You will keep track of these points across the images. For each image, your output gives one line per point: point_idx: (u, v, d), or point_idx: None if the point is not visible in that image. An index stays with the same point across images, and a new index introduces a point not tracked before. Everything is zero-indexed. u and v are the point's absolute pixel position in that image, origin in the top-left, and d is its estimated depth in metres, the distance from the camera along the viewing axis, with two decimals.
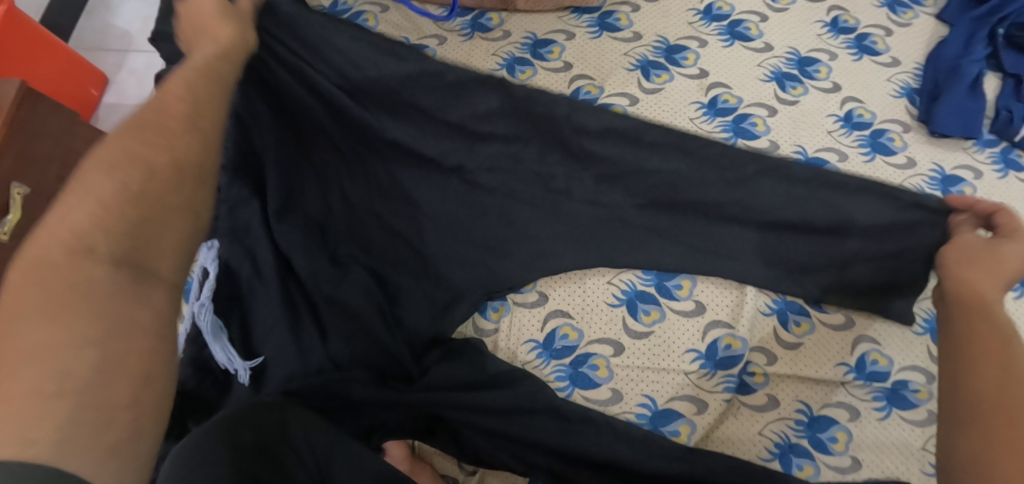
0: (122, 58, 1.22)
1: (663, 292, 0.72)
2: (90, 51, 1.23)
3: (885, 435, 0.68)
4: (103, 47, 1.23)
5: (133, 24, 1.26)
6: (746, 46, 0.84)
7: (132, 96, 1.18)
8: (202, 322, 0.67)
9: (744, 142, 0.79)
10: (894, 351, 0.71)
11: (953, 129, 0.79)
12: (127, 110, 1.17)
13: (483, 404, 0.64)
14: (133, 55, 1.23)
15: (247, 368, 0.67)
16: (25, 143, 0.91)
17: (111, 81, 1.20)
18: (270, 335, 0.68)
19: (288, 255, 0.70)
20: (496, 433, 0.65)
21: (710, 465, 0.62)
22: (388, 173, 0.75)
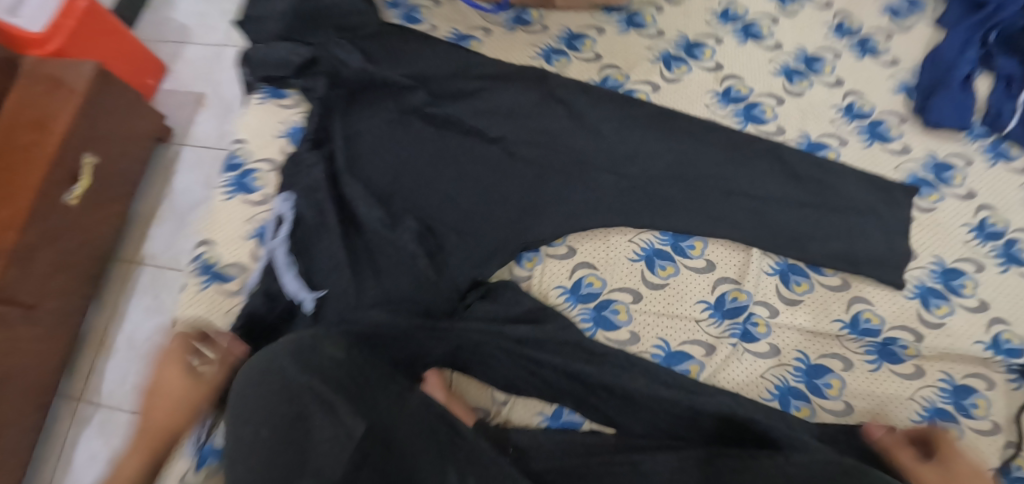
0: (179, 49, 1.45)
1: (678, 251, 0.82)
2: (150, 42, 1.46)
3: (875, 384, 0.77)
4: (162, 39, 1.46)
5: (188, 19, 1.48)
6: (758, 45, 0.94)
7: (185, 84, 1.41)
8: (277, 256, 0.78)
9: (754, 127, 0.89)
10: (885, 311, 0.79)
11: (947, 120, 0.87)
12: (182, 96, 1.41)
13: (518, 334, 0.74)
14: (190, 48, 1.45)
15: (312, 298, 0.76)
16: (97, 118, 1.14)
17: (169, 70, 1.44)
18: (332, 274, 0.77)
19: (353, 206, 0.80)
20: (526, 359, 0.73)
21: (720, 395, 0.72)
22: (438, 141, 0.85)
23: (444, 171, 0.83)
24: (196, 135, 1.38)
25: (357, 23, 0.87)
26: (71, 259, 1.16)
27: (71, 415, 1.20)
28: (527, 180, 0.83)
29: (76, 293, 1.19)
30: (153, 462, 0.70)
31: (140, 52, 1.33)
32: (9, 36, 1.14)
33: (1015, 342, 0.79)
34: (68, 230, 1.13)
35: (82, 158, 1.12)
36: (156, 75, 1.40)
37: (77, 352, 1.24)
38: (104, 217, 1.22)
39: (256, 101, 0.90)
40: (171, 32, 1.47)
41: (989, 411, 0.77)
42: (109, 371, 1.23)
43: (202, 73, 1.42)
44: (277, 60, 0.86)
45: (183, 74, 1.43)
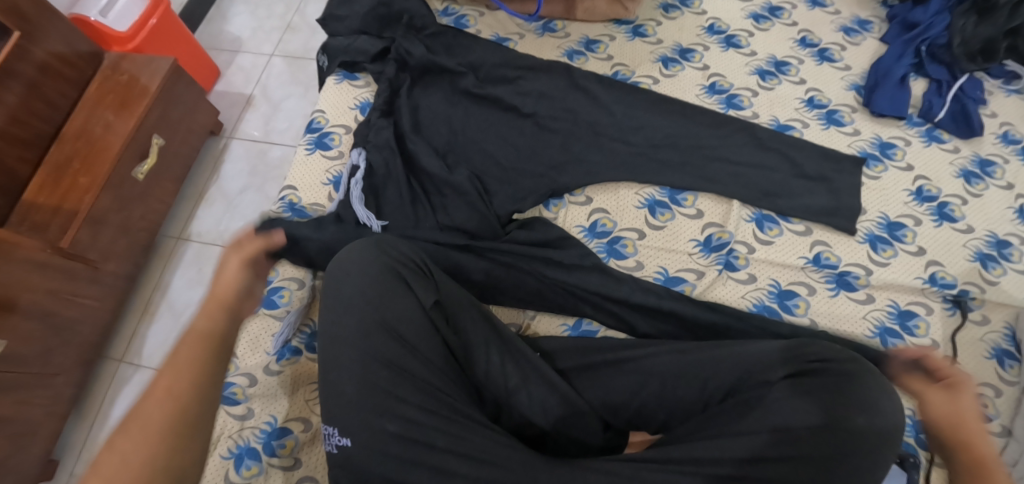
0: (233, 57, 1.67)
1: (674, 202, 1.01)
2: (208, 50, 1.68)
3: (835, 306, 0.94)
4: (218, 47, 1.68)
5: (242, 32, 1.71)
6: (738, 52, 1.17)
7: (238, 86, 1.62)
8: (354, 190, 0.97)
9: (734, 112, 1.10)
10: (842, 251, 0.98)
11: (887, 109, 1.09)
12: (233, 97, 1.61)
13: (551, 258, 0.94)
14: (242, 56, 1.66)
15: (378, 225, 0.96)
16: (167, 106, 1.33)
17: (222, 74, 1.64)
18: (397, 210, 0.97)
19: (415, 157, 1.00)
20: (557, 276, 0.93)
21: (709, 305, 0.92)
22: (482, 114, 1.06)
23: (487, 137, 1.04)
24: (244, 130, 1.56)
25: (422, 24, 1.11)
26: (134, 227, 1.30)
27: (113, 375, 1.31)
28: (554, 145, 1.04)
29: (132, 261, 1.32)
30: (223, 319, 0.81)
31: (199, 56, 1.55)
32: (99, 32, 1.35)
33: (949, 278, 0.97)
34: (135, 201, 1.29)
35: (152, 138, 1.30)
36: (212, 79, 1.61)
37: (122, 318, 1.36)
38: (163, 195, 1.38)
39: (332, 82, 1.11)
40: (226, 43, 1.69)
41: (929, 331, 0.94)
42: (151, 337, 1.34)
43: (252, 77, 1.63)
44: (357, 50, 1.09)
45: (234, 77, 1.63)
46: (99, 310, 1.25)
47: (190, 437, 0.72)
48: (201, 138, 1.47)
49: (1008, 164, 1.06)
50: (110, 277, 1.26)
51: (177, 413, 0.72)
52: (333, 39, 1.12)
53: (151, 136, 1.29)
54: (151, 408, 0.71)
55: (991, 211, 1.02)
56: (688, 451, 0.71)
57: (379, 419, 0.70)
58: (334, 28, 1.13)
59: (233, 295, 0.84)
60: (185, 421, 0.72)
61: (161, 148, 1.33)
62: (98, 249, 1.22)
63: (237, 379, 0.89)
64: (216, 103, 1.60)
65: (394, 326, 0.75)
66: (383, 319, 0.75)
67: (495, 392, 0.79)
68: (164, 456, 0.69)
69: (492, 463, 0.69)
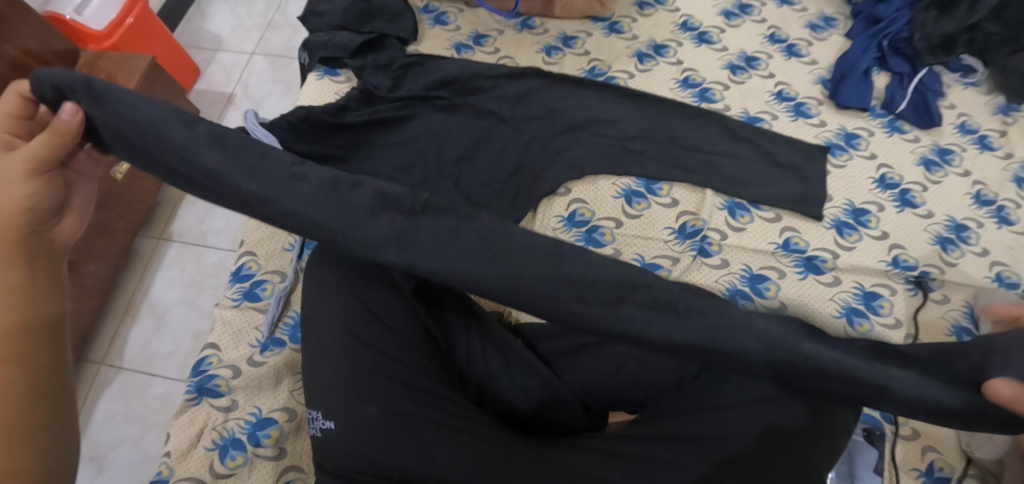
0: (213, 57, 1.66)
1: (650, 192, 1.05)
2: (188, 50, 1.67)
3: (804, 289, 0.98)
4: (198, 47, 1.68)
5: (221, 31, 1.70)
6: (710, 47, 1.21)
7: (218, 86, 1.61)
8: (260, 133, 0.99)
9: (706, 105, 1.14)
10: (810, 237, 1.02)
11: (851, 101, 1.14)
12: (214, 95, 1.60)
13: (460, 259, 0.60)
14: (223, 55, 1.66)
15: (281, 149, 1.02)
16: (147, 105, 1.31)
17: (203, 74, 1.64)
18: None
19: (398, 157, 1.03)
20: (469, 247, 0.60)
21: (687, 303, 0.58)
22: (463, 109, 1.08)
23: (469, 131, 1.07)
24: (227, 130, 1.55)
25: (387, 61, 1.09)
26: (113, 228, 1.30)
27: (93, 378, 1.30)
28: (532, 138, 1.07)
29: (111, 260, 1.31)
30: (20, 267, 0.63)
31: (178, 54, 1.54)
32: (75, 31, 1.34)
33: (911, 261, 1.01)
34: (110, 205, 1.29)
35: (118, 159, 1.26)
36: (192, 78, 1.60)
37: (103, 318, 1.35)
38: (141, 196, 1.38)
39: (313, 77, 1.12)
40: (206, 42, 1.68)
41: (893, 310, 0.97)
42: (133, 337, 1.34)
43: (233, 76, 1.63)
44: (338, 46, 1.10)
45: (215, 76, 1.63)
46: (81, 313, 1.25)
47: (44, 418, 0.64)
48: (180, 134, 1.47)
49: (965, 152, 1.12)
50: (88, 280, 1.25)
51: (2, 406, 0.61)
52: (314, 36, 1.13)
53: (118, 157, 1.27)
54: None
55: (951, 197, 1.07)
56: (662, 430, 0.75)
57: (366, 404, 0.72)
58: (314, 24, 1.14)
59: (20, 217, 0.63)
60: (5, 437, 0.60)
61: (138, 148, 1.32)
62: (77, 249, 1.21)
63: (221, 371, 0.90)
64: (196, 101, 1.60)
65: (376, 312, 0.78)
66: (364, 300, 0.78)
67: (477, 377, 0.82)
68: (20, 444, 0.61)
69: (472, 443, 0.72)
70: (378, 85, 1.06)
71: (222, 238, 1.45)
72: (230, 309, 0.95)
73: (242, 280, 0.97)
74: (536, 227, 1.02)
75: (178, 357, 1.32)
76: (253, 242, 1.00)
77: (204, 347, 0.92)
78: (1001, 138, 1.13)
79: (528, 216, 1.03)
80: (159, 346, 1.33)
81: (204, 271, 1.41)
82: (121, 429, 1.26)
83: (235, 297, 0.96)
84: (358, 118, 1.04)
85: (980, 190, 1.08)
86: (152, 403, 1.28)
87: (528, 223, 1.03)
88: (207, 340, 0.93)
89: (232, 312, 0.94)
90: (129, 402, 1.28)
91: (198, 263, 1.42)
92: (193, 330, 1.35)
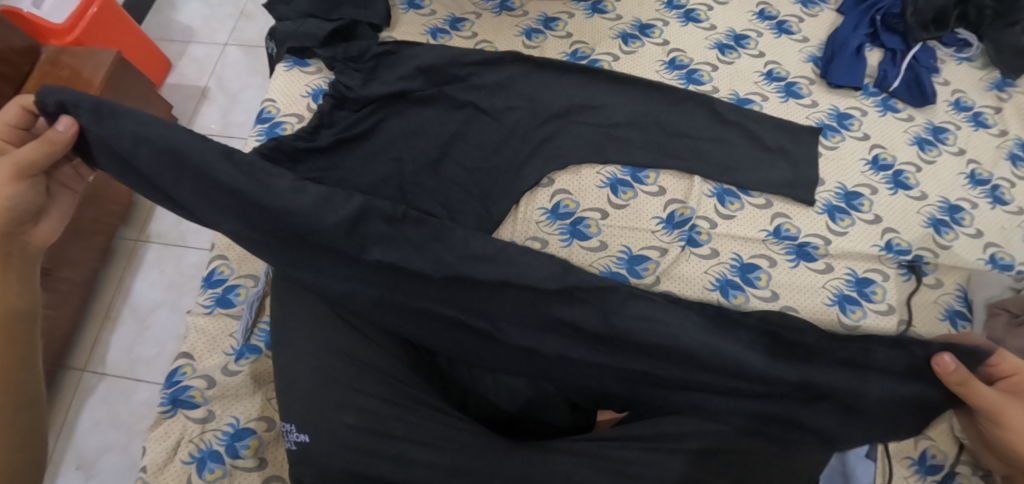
0: (184, 48, 1.60)
1: (636, 180, 1.01)
2: (158, 41, 1.61)
3: (795, 277, 0.96)
4: (168, 38, 1.61)
5: (192, 21, 1.64)
6: (698, 26, 1.17)
7: (191, 79, 1.55)
8: None
9: (694, 87, 1.10)
10: (801, 223, 1.00)
11: (843, 80, 1.10)
12: (188, 88, 1.54)
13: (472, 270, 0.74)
14: (194, 46, 1.60)
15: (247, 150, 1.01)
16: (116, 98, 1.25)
17: (174, 66, 1.58)
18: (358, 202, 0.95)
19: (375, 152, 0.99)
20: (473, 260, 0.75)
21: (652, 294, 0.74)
22: (441, 99, 1.03)
23: (448, 122, 1.02)
24: (202, 123, 1.50)
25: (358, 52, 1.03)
26: (87, 230, 1.26)
27: (77, 385, 1.27)
28: (514, 127, 1.03)
29: (88, 264, 1.27)
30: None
31: (147, 48, 1.48)
32: (34, 25, 1.28)
33: (904, 245, 0.99)
34: (84, 206, 1.24)
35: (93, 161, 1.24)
36: (162, 70, 1.54)
37: (83, 324, 1.32)
38: (115, 196, 1.33)
39: (282, 69, 1.07)
40: (176, 32, 1.62)
41: (886, 296, 0.95)
42: (115, 342, 1.31)
43: (206, 68, 1.57)
44: (306, 34, 1.05)
45: (187, 69, 1.57)
46: (60, 320, 1.21)
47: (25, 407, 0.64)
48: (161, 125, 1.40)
49: (960, 130, 1.09)
50: (65, 284, 1.21)
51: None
52: (281, 24, 1.07)
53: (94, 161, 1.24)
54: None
55: (944, 178, 1.05)
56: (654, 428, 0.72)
57: (349, 412, 0.70)
58: (282, 12, 1.09)
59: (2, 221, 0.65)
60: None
61: None
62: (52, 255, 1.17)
63: (195, 382, 0.87)
64: (167, 94, 1.54)
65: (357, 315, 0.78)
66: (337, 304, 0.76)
67: (460, 379, 0.80)
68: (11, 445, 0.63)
69: (456, 450, 0.69)
70: (349, 85, 1.01)
71: (203, 237, 1.41)
72: (204, 316, 0.91)
73: (214, 285, 0.93)
74: (519, 221, 0.99)
75: (162, 361, 1.29)
76: (224, 245, 0.96)
77: (177, 357, 0.89)
78: (996, 115, 1.10)
79: (512, 210, 0.99)
80: (142, 350, 1.30)
81: (184, 271, 1.37)
82: (107, 436, 1.23)
83: (208, 303, 0.92)
84: (334, 136, 0.98)
85: (975, 169, 1.05)
86: (137, 408, 1.25)
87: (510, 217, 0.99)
88: (181, 349, 0.90)
89: (205, 319, 0.91)
90: (114, 408, 1.25)
91: (178, 264, 1.38)
92: (176, 332, 1.32)
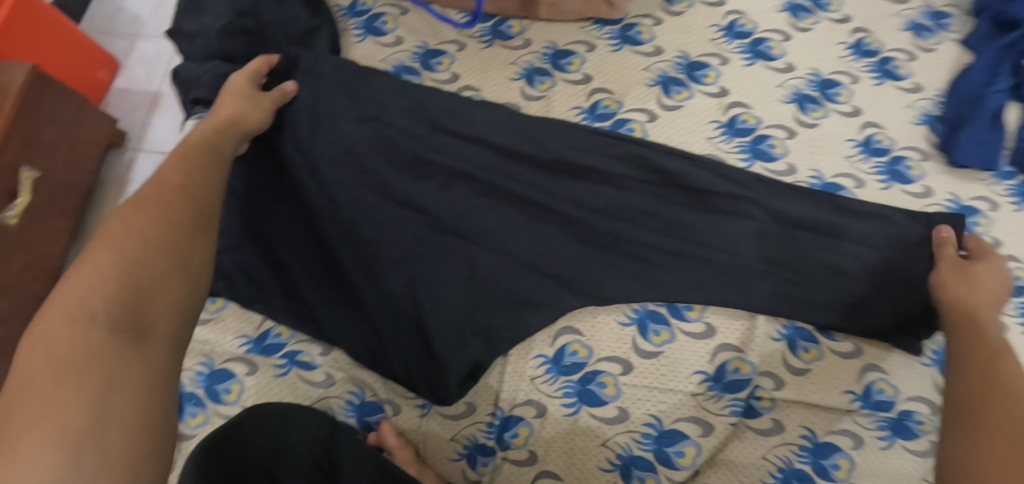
0: (132, 44, 1.18)
1: (674, 313, 0.73)
2: (99, 36, 1.18)
3: (887, 465, 0.68)
4: (113, 32, 1.19)
5: (143, 7, 1.21)
6: (769, 66, 0.84)
7: (140, 83, 1.15)
8: None
9: (762, 165, 0.79)
10: (900, 381, 0.71)
11: (972, 160, 0.78)
12: (136, 96, 1.14)
13: (533, 161, 0.75)
14: (144, 41, 1.18)
15: None
16: (31, 129, 0.90)
17: (122, 66, 1.16)
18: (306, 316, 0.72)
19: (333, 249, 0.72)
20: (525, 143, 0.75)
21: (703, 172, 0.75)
22: (399, 189, 0.74)
23: (414, 220, 0.73)
24: (154, 140, 1.11)
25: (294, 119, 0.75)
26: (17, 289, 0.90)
27: None
28: (505, 229, 0.74)
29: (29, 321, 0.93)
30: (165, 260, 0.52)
31: (89, 45, 1.09)
32: None
33: None
34: (7, 255, 0.89)
35: (20, 172, 0.88)
36: (109, 69, 1.14)
37: None
38: (49, 234, 0.96)
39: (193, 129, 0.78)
40: (123, 25, 1.19)
41: None
42: None
43: (158, 71, 1.16)
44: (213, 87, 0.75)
45: (137, 72, 1.16)
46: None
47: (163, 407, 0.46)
48: (93, 159, 1.03)
49: None
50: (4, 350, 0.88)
51: (185, 179, 0.59)
52: (185, 65, 0.77)
53: (17, 168, 0.88)
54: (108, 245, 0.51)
55: None
56: (686, 243, 0.73)
57: None
58: (183, 51, 0.80)
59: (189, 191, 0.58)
60: (200, 180, 0.60)
61: (37, 182, 0.92)
62: None
63: None
64: (115, 112, 1.13)
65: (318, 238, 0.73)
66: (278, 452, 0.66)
67: None
68: None
69: None
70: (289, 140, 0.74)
71: None
72: None
73: None
74: (506, 376, 0.71)
75: None
76: None
77: None
78: None
79: (500, 367, 0.72)
80: None
81: None
82: None
83: None
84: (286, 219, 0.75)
85: None
86: None
87: (493, 371, 0.72)
88: None
89: None
90: None
91: None
92: None
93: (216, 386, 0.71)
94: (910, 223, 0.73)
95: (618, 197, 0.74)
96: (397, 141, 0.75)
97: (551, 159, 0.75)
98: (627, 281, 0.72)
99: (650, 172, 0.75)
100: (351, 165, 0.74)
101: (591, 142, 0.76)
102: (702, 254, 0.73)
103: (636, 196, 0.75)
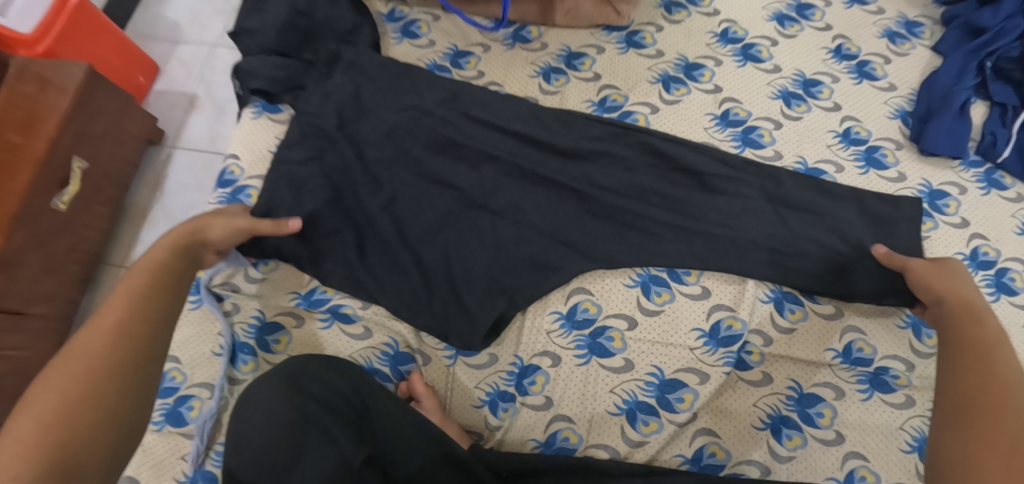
0: (172, 49, 1.30)
1: (674, 277, 0.82)
2: (142, 41, 1.31)
3: (867, 413, 0.76)
4: (154, 37, 1.31)
5: (181, 16, 1.34)
6: (758, 67, 0.95)
7: (178, 84, 1.27)
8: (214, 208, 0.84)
9: (752, 151, 0.89)
10: (878, 341, 0.79)
11: (942, 148, 0.88)
12: (174, 97, 1.26)
13: (551, 146, 0.85)
14: (182, 47, 1.31)
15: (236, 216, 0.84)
16: (84, 122, 1.00)
17: (161, 70, 1.29)
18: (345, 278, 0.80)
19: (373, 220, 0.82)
20: (544, 133, 0.86)
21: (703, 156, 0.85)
22: (432, 170, 0.84)
23: (444, 195, 0.83)
24: (189, 138, 1.23)
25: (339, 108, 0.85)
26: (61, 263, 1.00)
27: None
28: (524, 204, 0.83)
29: (68, 297, 1.03)
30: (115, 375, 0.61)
31: (131, 51, 1.20)
32: None
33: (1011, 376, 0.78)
34: (57, 236, 0.99)
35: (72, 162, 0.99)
36: (148, 73, 1.25)
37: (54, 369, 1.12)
38: (92, 220, 1.06)
39: (249, 115, 0.89)
40: (163, 32, 1.32)
41: None
42: None
43: (194, 74, 1.28)
44: (269, 78, 0.85)
45: (175, 74, 1.28)
46: (39, 357, 0.98)
47: None
48: (134, 152, 1.14)
49: None
50: (38, 323, 0.98)
51: (148, 280, 0.68)
52: (245, 60, 0.88)
53: (71, 159, 0.98)
54: (61, 372, 0.60)
55: None
56: (686, 220, 0.82)
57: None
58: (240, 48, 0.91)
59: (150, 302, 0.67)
60: (164, 287, 0.68)
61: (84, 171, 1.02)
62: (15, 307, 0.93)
63: None
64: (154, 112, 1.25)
65: (359, 211, 0.82)
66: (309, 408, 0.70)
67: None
68: None
69: None
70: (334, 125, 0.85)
71: None
72: (150, 434, 0.76)
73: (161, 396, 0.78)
74: (525, 331, 0.80)
75: None
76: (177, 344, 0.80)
77: None
78: None
79: (520, 323, 0.81)
80: None
81: None
82: None
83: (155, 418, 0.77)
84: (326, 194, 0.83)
85: None
86: None
87: (513, 326, 0.81)
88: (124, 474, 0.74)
89: (151, 438, 0.76)
90: None
91: None
92: None
93: (268, 337, 0.81)
94: (885, 209, 0.83)
95: (627, 179, 0.84)
96: (431, 126, 0.85)
97: (566, 146, 0.85)
98: (634, 249, 0.81)
99: (656, 157, 0.85)
100: (388, 148, 0.85)
101: (603, 132, 0.86)
102: (699, 229, 0.82)
103: (640, 177, 0.84)
